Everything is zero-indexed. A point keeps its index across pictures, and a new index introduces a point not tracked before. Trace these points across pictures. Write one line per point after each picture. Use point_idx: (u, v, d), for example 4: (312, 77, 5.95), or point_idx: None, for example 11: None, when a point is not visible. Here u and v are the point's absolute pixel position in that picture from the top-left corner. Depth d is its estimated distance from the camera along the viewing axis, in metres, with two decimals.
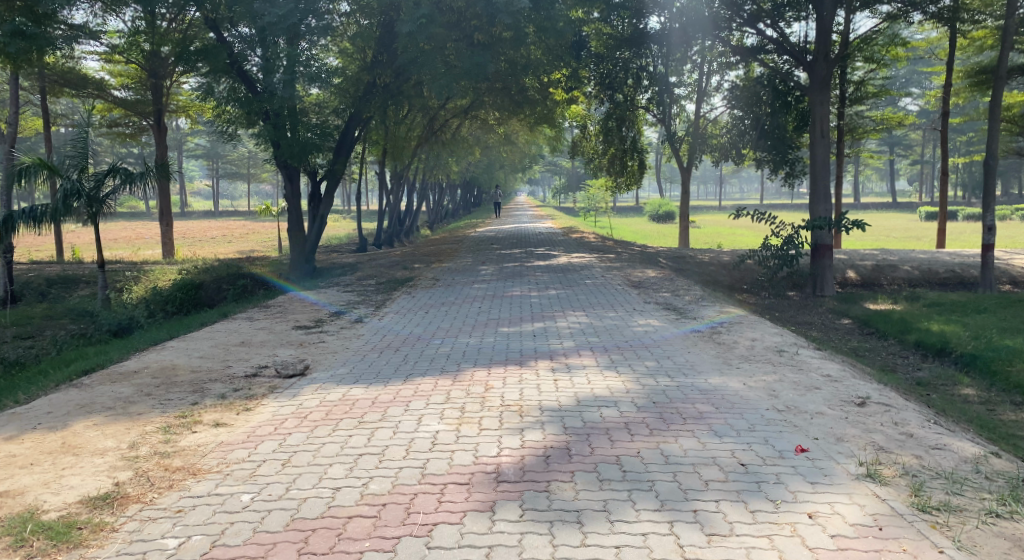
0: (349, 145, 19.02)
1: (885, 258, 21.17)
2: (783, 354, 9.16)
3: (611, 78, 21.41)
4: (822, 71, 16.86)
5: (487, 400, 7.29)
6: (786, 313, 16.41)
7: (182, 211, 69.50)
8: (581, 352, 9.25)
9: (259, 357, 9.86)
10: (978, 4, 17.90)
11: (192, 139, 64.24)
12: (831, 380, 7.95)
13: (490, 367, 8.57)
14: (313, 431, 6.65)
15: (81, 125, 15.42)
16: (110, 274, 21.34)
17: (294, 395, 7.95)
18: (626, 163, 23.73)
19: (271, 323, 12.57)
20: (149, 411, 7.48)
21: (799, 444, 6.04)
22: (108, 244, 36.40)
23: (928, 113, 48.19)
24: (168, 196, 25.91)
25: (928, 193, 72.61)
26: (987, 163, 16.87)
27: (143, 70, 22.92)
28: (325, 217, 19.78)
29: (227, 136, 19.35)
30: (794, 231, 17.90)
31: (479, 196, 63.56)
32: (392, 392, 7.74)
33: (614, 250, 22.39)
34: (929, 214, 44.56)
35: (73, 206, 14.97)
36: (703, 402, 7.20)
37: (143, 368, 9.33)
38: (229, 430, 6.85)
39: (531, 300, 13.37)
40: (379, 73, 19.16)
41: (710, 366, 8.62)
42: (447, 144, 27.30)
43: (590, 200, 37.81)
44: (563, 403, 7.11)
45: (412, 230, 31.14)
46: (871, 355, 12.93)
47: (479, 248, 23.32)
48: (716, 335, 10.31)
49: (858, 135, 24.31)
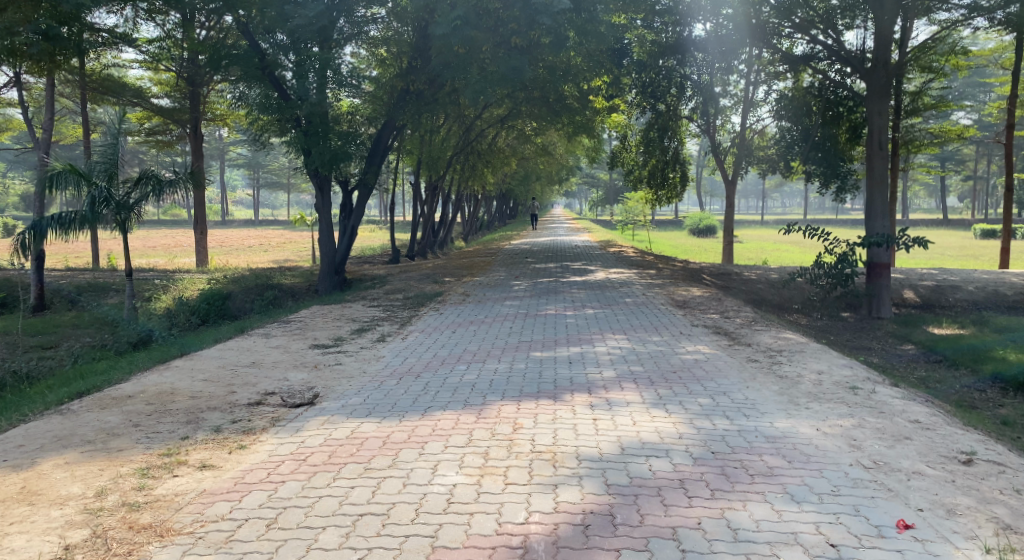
0: (382, 153, 18.17)
1: (945, 277, 19.79)
2: (857, 394, 8.02)
3: (654, 86, 19.92)
4: (880, 79, 15.57)
5: (515, 444, 6.22)
6: (842, 336, 15.13)
7: (223, 219, 69.55)
8: (623, 384, 8.12)
9: (269, 381, 8.89)
10: None
11: (234, 149, 64.18)
12: (922, 428, 6.85)
13: (519, 401, 7.48)
14: (308, 479, 5.65)
15: (114, 131, 14.65)
16: (139, 283, 20.57)
17: (297, 430, 6.95)
18: (668, 176, 22.52)
19: (287, 341, 11.60)
20: (130, 447, 6.51)
21: (901, 518, 5.02)
22: (144, 253, 35.81)
23: (987, 126, 46.19)
24: (204, 208, 25.07)
25: (983, 209, 69.92)
26: None
27: (182, 78, 22.18)
28: (354, 229, 18.80)
29: (259, 144, 18.40)
30: (849, 248, 16.57)
31: (516, 208, 62.74)
32: (407, 429, 6.69)
33: (656, 266, 21.24)
34: (986, 232, 42.55)
35: (101, 213, 14.06)
36: (771, 453, 6.13)
37: (139, 393, 8.39)
38: (215, 474, 5.86)
39: (566, 320, 12.26)
40: (413, 79, 18.19)
41: (774, 407, 7.46)
42: (483, 154, 26.38)
43: (630, 212, 36.68)
44: (606, 452, 6.03)
45: (446, 241, 30.30)
46: (943, 387, 11.68)
47: (515, 262, 22.27)
48: (776, 366, 9.13)
49: (913, 149, 22.89)
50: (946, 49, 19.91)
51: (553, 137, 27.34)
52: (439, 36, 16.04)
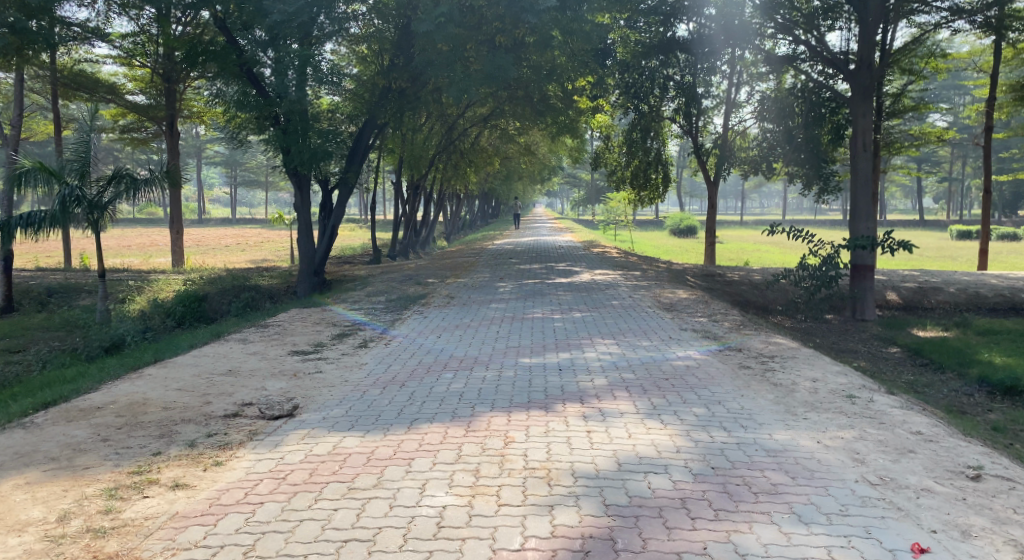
0: (363, 152, 17.75)
1: (928, 279, 19.66)
2: (855, 403, 7.77)
3: (637, 87, 19.73)
4: (864, 80, 15.33)
5: (507, 460, 5.93)
6: (829, 338, 14.93)
7: (200, 217, 68.68)
8: (615, 393, 7.83)
9: (245, 392, 8.52)
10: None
11: (212, 147, 63.41)
12: (925, 440, 6.61)
13: (510, 412, 7.17)
14: (288, 500, 5.35)
15: (86, 128, 14.17)
16: (112, 285, 20.04)
17: (276, 445, 6.61)
18: (651, 176, 22.24)
19: (265, 347, 11.22)
20: (97, 465, 6.14)
21: (916, 541, 4.88)
22: (118, 253, 35.12)
23: (966, 128, 46.32)
24: (180, 207, 24.50)
25: (958, 210, 70.44)
26: None
27: (157, 75, 21.67)
28: (334, 230, 18.40)
29: (237, 142, 17.96)
30: (834, 250, 16.43)
31: (497, 208, 62.45)
32: (392, 444, 6.38)
33: (639, 267, 20.98)
34: (962, 233, 42.71)
35: (72, 212, 13.64)
36: (774, 469, 5.87)
37: (108, 404, 8.00)
38: (189, 495, 5.52)
39: (554, 325, 11.96)
40: (395, 77, 17.67)
41: (771, 417, 7.19)
42: (465, 153, 26.05)
43: (612, 213, 36.51)
44: (602, 468, 5.76)
45: (428, 241, 29.93)
46: (931, 392, 11.46)
47: (497, 263, 21.91)
48: (770, 374, 8.87)
49: (894, 150, 22.77)
50: (925, 51, 19.93)
51: (536, 136, 27.06)
52: (421, 33, 15.71)
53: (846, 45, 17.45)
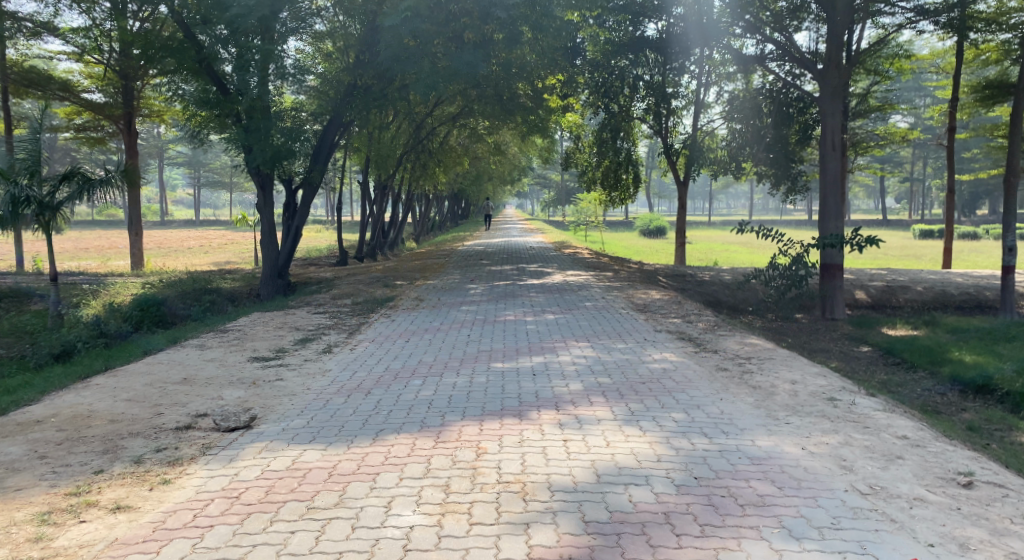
0: (328, 150, 17.27)
1: (896, 278, 19.60)
2: (837, 406, 7.49)
3: (606, 86, 19.34)
4: (833, 80, 15.09)
5: (479, 474, 5.59)
6: (800, 338, 14.71)
7: (162, 218, 67.37)
8: (591, 398, 7.50)
9: (200, 402, 8.08)
10: (992, 13, 15.49)
11: (174, 147, 62.17)
12: (913, 444, 6.34)
13: (482, 420, 6.81)
14: (241, 522, 5.07)
15: (36, 127, 13.56)
16: (67, 288, 19.34)
17: (230, 460, 6.21)
18: (621, 177, 21.97)
19: (223, 353, 10.74)
20: (32, 487, 5.79)
21: (913, 556, 4.68)
22: (76, 255, 34.08)
23: (931, 128, 46.69)
24: (139, 209, 23.74)
25: (919, 211, 71.31)
26: (1008, 180, 15.19)
27: (113, 72, 21.01)
28: (299, 231, 17.87)
29: (198, 141, 17.36)
30: (805, 248, 16.15)
31: (466, 209, 62.03)
32: (356, 458, 6.00)
33: (610, 267, 20.76)
34: (924, 232, 43.05)
35: (21, 213, 13.04)
36: (759, 478, 5.57)
37: (51, 417, 7.56)
38: (131, 519, 5.25)
39: (526, 328, 11.59)
40: (360, 74, 17.19)
41: (752, 422, 6.90)
42: (434, 153, 25.66)
43: (581, 213, 36.32)
44: (580, 480, 5.43)
45: (396, 242, 29.49)
46: (906, 389, 11.24)
47: (465, 265, 21.53)
48: (747, 376, 8.57)
49: (860, 150, 22.75)
50: (890, 52, 19.85)
51: (505, 136, 26.76)
52: (387, 28, 15.35)
53: (815, 45, 17.19)
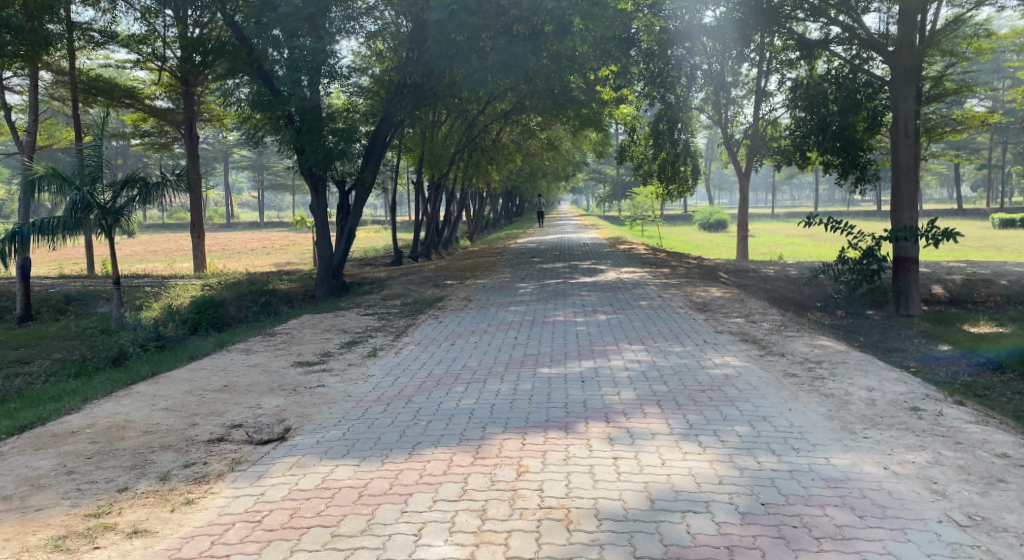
0: (380, 149, 16.87)
1: (975, 271, 18.43)
2: (922, 416, 6.77)
3: (662, 76, 18.11)
4: (906, 62, 14.07)
5: (519, 497, 5.09)
6: (874, 336, 13.83)
7: (228, 220, 68.59)
8: (646, 409, 6.91)
9: (237, 411, 7.73)
10: None
11: (238, 151, 63.09)
12: (1015, 464, 5.62)
13: (526, 434, 6.28)
14: (260, 553, 4.72)
15: (99, 133, 13.33)
16: (129, 291, 19.37)
17: (258, 477, 5.81)
18: (678, 169, 21.31)
19: (267, 358, 10.41)
20: (54, 507, 5.47)
21: None
22: (143, 259, 34.61)
23: (1013, 112, 44.39)
24: (201, 212, 23.89)
25: (998, 199, 68.26)
26: None
27: (174, 78, 21.22)
28: (353, 231, 17.50)
29: (255, 142, 17.09)
30: (875, 242, 15.23)
31: (523, 206, 61.62)
32: (389, 476, 5.55)
33: (670, 264, 20.03)
34: (1005, 221, 41.00)
35: (85, 219, 12.74)
36: (836, 505, 4.95)
37: (85, 428, 7.28)
38: (149, 545, 4.93)
39: (578, 329, 10.99)
40: (410, 72, 16.79)
41: (826, 436, 6.24)
42: (487, 150, 25.21)
43: (638, 209, 35.58)
44: (631, 507, 4.92)
45: (451, 241, 29.18)
46: (994, 391, 10.35)
47: (520, 263, 21.05)
48: (819, 383, 7.88)
49: (935, 136, 21.47)
50: (969, 32, 18.59)
51: (559, 131, 26.16)
52: (432, 22, 14.86)
53: (885, 26, 16.24)
